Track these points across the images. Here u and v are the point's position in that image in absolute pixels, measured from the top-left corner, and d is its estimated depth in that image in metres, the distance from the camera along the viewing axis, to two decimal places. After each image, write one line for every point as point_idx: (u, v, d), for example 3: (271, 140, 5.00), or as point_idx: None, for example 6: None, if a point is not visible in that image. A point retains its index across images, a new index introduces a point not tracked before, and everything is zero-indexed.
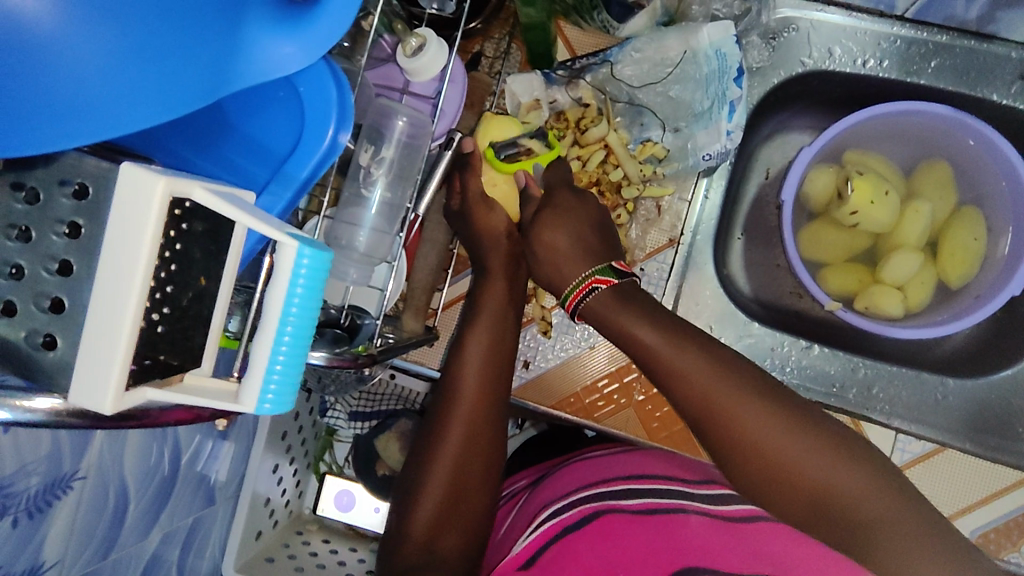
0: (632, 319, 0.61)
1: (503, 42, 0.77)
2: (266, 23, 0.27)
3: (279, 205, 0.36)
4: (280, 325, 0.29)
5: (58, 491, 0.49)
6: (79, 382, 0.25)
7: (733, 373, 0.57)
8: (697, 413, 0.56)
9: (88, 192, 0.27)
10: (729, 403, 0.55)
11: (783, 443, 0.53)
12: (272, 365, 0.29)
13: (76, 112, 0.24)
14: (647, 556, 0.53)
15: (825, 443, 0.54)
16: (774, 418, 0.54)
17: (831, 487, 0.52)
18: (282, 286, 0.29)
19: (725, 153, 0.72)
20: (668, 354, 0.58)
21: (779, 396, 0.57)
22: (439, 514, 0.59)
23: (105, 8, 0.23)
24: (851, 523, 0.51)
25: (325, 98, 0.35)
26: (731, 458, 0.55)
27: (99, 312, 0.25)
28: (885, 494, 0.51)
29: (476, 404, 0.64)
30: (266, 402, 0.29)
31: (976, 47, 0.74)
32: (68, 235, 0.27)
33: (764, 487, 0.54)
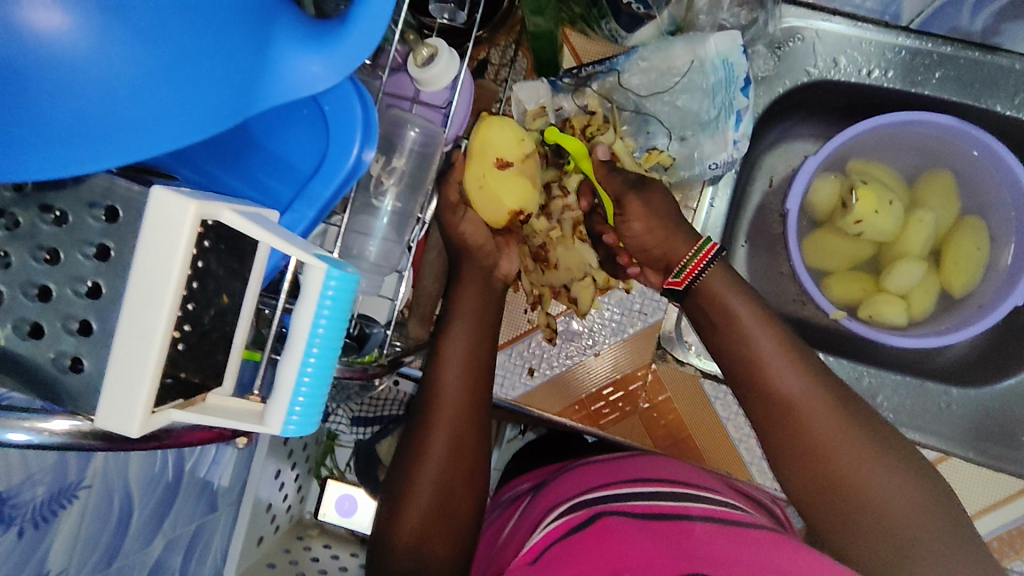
0: (717, 308, 0.63)
1: (509, 49, 0.76)
2: (295, 43, 0.27)
3: (303, 223, 0.35)
4: (306, 346, 0.29)
5: (64, 500, 0.48)
6: (103, 403, 0.25)
7: (810, 376, 0.60)
8: (767, 402, 0.60)
9: (118, 215, 0.27)
10: (804, 398, 0.58)
11: (844, 445, 0.56)
12: (298, 387, 0.29)
13: (104, 134, 0.24)
14: (654, 558, 0.51)
15: (884, 454, 0.56)
16: (835, 415, 0.58)
17: (877, 496, 0.55)
18: (309, 309, 0.29)
19: (731, 161, 0.73)
20: (753, 345, 0.61)
21: (855, 404, 0.59)
22: (426, 521, 0.60)
23: (139, 31, 0.23)
24: (887, 532, 0.54)
25: (349, 116, 0.35)
26: (788, 449, 0.59)
27: (124, 332, 0.25)
28: (929, 513, 0.54)
29: (464, 407, 0.63)
30: (291, 424, 0.29)
31: (980, 59, 0.74)
32: (96, 257, 0.27)
33: (812, 482, 0.57)
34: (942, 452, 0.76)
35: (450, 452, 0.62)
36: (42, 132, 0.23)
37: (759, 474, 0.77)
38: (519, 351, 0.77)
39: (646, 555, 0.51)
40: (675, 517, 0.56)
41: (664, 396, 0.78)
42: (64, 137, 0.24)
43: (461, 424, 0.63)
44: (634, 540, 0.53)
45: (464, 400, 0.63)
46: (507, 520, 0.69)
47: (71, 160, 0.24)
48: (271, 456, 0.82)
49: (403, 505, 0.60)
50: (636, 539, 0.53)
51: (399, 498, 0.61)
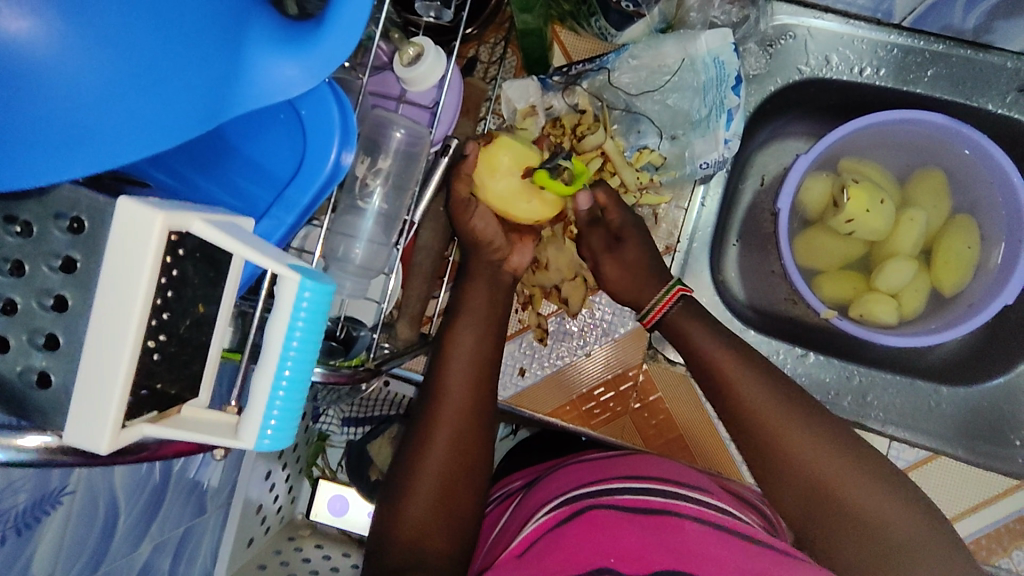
0: (697, 334, 0.65)
1: (498, 47, 0.75)
2: (268, 47, 0.27)
3: (279, 230, 0.35)
4: (280, 360, 0.29)
5: (46, 506, 0.48)
6: (73, 420, 0.24)
7: (792, 400, 0.61)
8: (746, 424, 0.61)
9: (84, 226, 0.26)
10: (779, 419, 0.59)
11: (831, 467, 0.57)
12: (272, 401, 0.29)
13: (71, 141, 0.23)
14: (639, 554, 0.51)
15: (865, 468, 0.57)
16: (819, 440, 0.58)
17: (862, 508, 0.55)
18: (282, 322, 0.28)
19: (722, 161, 0.72)
20: (731, 370, 0.62)
21: (832, 421, 0.60)
22: (428, 516, 0.59)
23: (104, 35, 0.22)
24: (875, 542, 0.54)
25: (327, 120, 0.34)
26: (776, 474, 0.59)
27: (94, 347, 0.24)
28: (916, 522, 0.55)
29: (462, 408, 0.63)
30: (265, 439, 0.28)
31: (972, 57, 0.74)
32: (63, 269, 0.26)
33: (803, 506, 0.57)
34: (931, 451, 0.76)
35: (452, 452, 0.62)
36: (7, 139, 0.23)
37: (750, 474, 0.77)
38: (510, 352, 0.77)
39: (636, 549, 0.51)
40: (667, 512, 0.56)
41: (656, 396, 0.78)
42: (29, 145, 0.23)
43: (463, 420, 0.63)
44: (625, 533, 0.53)
45: (468, 396, 0.64)
46: (499, 516, 0.69)
47: (38, 168, 0.23)
48: (261, 458, 0.82)
49: (404, 500, 0.60)
50: (626, 533, 0.53)
51: (396, 498, 0.60)
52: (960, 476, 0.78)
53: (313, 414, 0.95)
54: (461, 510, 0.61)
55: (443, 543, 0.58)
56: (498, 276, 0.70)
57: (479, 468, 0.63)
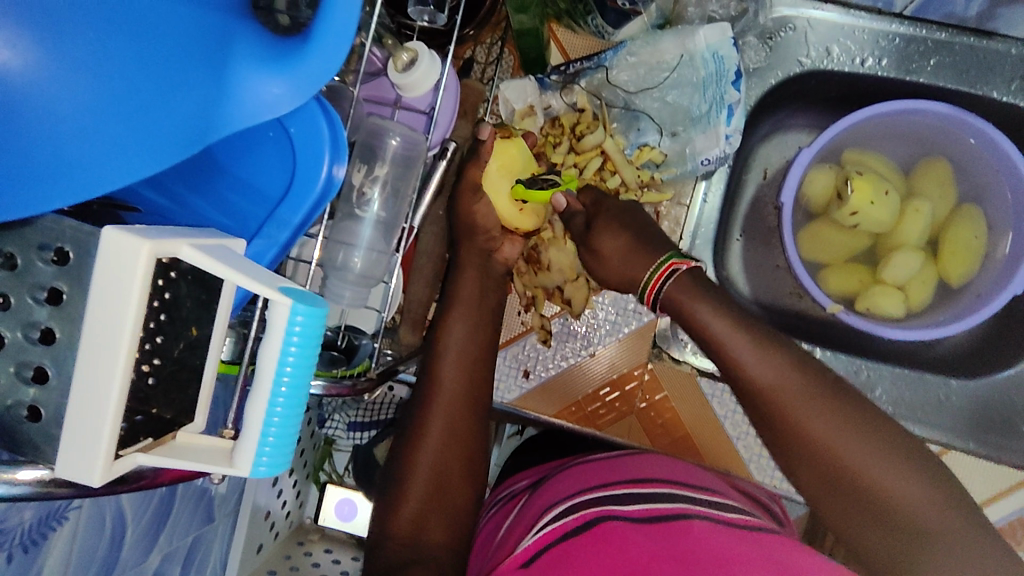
0: (713, 324, 0.62)
1: (495, 46, 0.75)
2: (254, 64, 0.26)
3: (273, 249, 0.35)
4: (274, 385, 0.28)
5: (53, 522, 0.48)
6: (65, 452, 0.24)
7: (807, 379, 0.58)
8: (761, 405, 0.59)
9: (70, 257, 0.26)
10: (804, 409, 0.57)
11: (851, 449, 0.55)
12: (267, 428, 0.28)
13: (54, 173, 0.23)
14: (649, 562, 0.51)
15: (892, 451, 0.55)
16: (838, 421, 0.56)
17: (888, 495, 0.54)
18: (275, 346, 0.28)
19: (723, 157, 0.71)
20: (749, 362, 0.59)
21: (861, 404, 0.58)
22: (422, 510, 0.59)
23: (82, 59, 0.22)
24: (906, 531, 0.53)
25: (315, 134, 0.34)
26: (794, 457, 0.57)
27: (83, 378, 0.24)
28: (945, 506, 0.53)
29: (456, 396, 0.63)
30: (261, 466, 0.28)
31: (976, 45, 0.73)
32: (49, 301, 0.26)
33: (823, 488, 0.56)
34: (942, 444, 0.75)
35: (444, 438, 0.62)
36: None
37: (757, 471, 0.77)
38: (513, 354, 0.76)
39: (642, 560, 0.51)
40: (674, 516, 0.55)
41: (661, 395, 0.77)
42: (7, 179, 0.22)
43: (459, 408, 0.63)
44: (630, 544, 0.53)
45: (463, 383, 0.64)
46: (504, 516, 0.69)
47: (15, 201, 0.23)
48: None
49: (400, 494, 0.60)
50: (634, 544, 0.53)
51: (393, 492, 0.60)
52: (978, 467, 0.76)
53: (319, 418, 0.95)
54: (458, 506, 0.61)
55: (439, 535, 0.59)
56: (492, 270, 0.69)
57: (478, 458, 0.63)
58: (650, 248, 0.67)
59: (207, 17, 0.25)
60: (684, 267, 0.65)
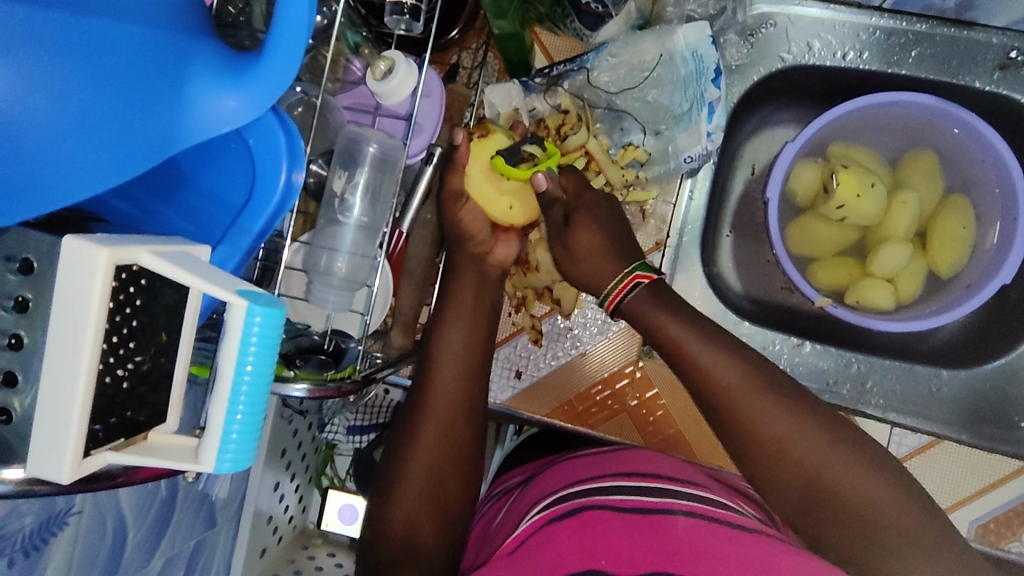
0: (670, 327, 0.63)
1: (480, 51, 0.76)
2: (209, 79, 0.27)
3: (234, 257, 0.36)
4: (235, 384, 0.29)
5: (54, 527, 0.49)
6: (34, 454, 0.25)
7: (758, 376, 0.61)
8: (718, 405, 0.61)
9: (32, 268, 0.27)
10: (753, 407, 0.59)
11: (803, 446, 0.57)
12: (229, 426, 0.29)
13: (20, 184, 0.25)
14: (629, 553, 0.52)
15: (841, 447, 0.57)
16: (789, 420, 0.58)
17: (840, 490, 0.56)
18: (233, 348, 0.29)
19: (706, 154, 0.72)
20: (707, 364, 0.61)
21: (810, 403, 0.60)
22: (416, 509, 0.61)
23: (44, 85, 0.24)
24: (857, 524, 0.55)
25: (274, 146, 0.35)
26: (748, 455, 0.59)
27: (50, 384, 0.25)
28: (891, 498, 0.55)
29: (448, 401, 0.64)
30: (224, 462, 0.29)
31: (956, 35, 0.73)
32: (15, 309, 0.27)
33: (777, 485, 0.58)
34: (934, 435, 0.75)
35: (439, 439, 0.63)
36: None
37: None
38: (505, 355, 0.77)
39: (627, 552, 0.52)
40: (657, 512, 0.56)
41: (653, 393, 0.78)
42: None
43: (451, 412, 0.64)
44: (614, 535, 0.54)
45: (457, 388, 0.65)
46: (497, 512, 0.70)
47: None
48: (269, 470, 0.83)
49: (395, 492, 0.62)
50: (617, 536, 0.54)
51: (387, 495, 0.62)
52: (968, 459, 0.77)
53: (317, 425, 0.95)
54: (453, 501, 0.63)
55: (432, 535, 0.61)
56: (479, 271, 0.70)
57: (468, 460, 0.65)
58: (624, 253, 0.67)
59: (162, 38, 0.26)
60: (646, 281, 0.66)
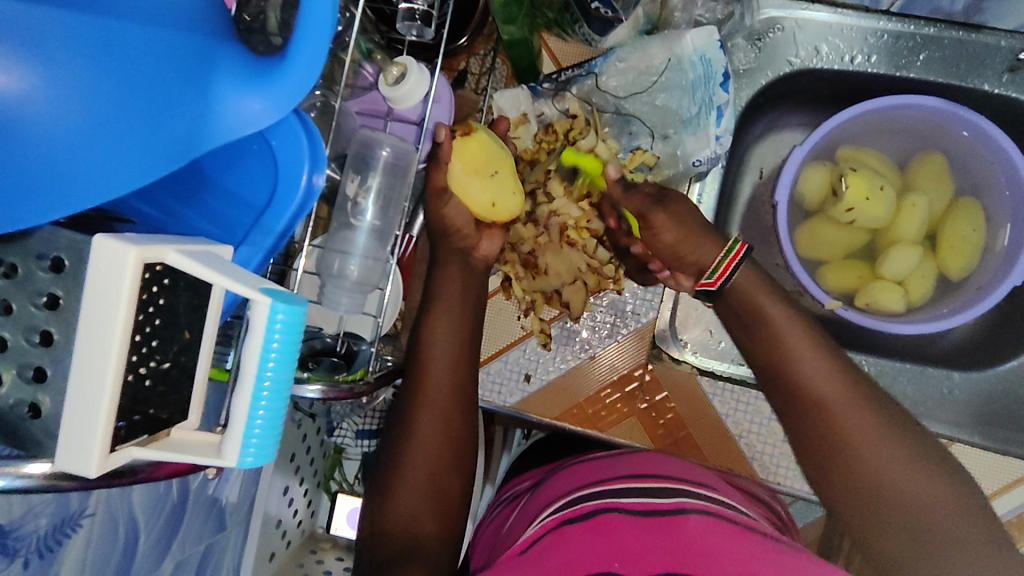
0: (762, 310, 0.62)
1: (489, 57, 0.76)
2: (235, 81, 0.28)
3: (257, 255, 0.37)
4: (257, 380, 0.30)
5: (67, 529, 0.50)
6: (61, 450, 0.25)
7: (838, 374, 0.59)
8: (793, 393, 0.59)
9: (66, 266, 0.27)
10: (833, 399, 0.58)
11: (875, 446, 0.56)
12: (251, 422, 0.30)
13: (52, 184, 0.25)
14: (641, 556, 0.52)
15: (912, 455, 0.56)
16: (867, 418, 0.57)
17: (900, 490, 0.55)
18: (257, 344, 0.29)
19: (715, 158, 0.73)
20: (797, 351, 0.60)
21: (888, 401, 0.59)
22: (416, 510, 0.61)
23: (79, 86, 0.24)
24: (916, 531, 0.54)
25: (296, 147, 0.36)
26: (817, 446, 0.58)
27: (80, 381, 0.25)
28: (956, 512, 0.54)
29: (444, 402, 0.63)
30: (247, 456, 0.29)
31: (965, 38, 0.73)
32: (48, 307, 0.27)
33: (842, 480, 0.57)
34: (947, 438, 0.75)
35: (439, 438, 0.63)
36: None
37: (760, 469, 0.77)
38: (514, 359, 0.78)
39: (636, 550, 0.53)
40: (671, 511, 0.56)
41: (662, 396, 0.78)
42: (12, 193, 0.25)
43: (448, 414, 0.64)
44: (624, 537, 0.54)
45: (450, 389, 0.64)
46: (507, 517, 0.70)
47: (19, 211, 0.25)
48: (278, 473, 0.83)
49: (395, 495, 0.62)
50: (630, 540, 0.54)
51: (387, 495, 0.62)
52: (984, 462, 0.75)
53: (327, 428, 0.98)
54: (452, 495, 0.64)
55: (434, 530, 0.62)
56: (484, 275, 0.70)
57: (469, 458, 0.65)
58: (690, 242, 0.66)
59: (189, 42, 0.27)
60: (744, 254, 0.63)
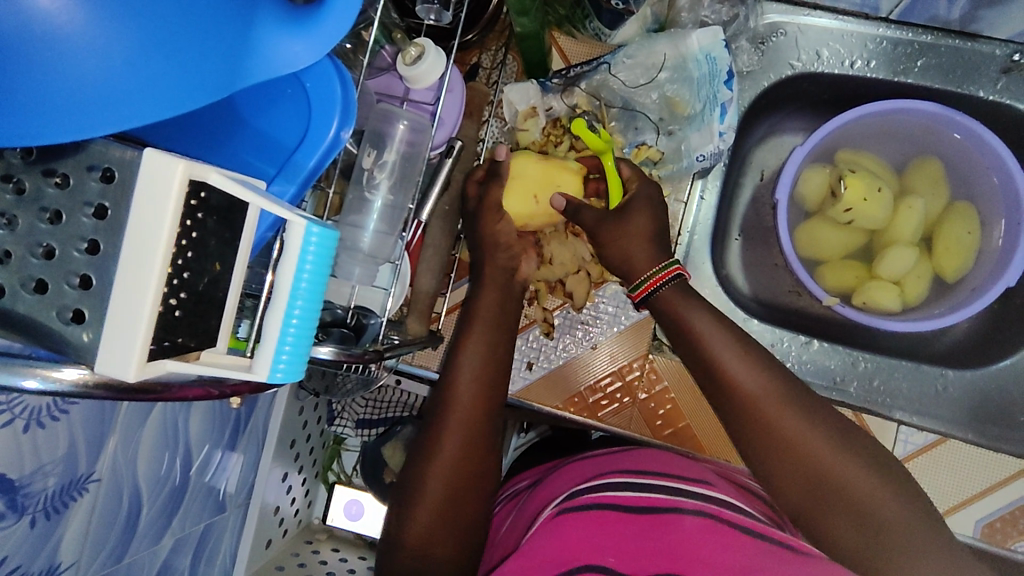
0: (703, 334, 0.64)
1: (500, 52, 0.79)
2: (277, 27, 0.29)
3: (289, 193, 0.38)
4: (291, 299, 0.32)
5: (74, 493, 0.50)
6: (104, 354, 0.27)
7: (769, 374, 0.61)
8: (738, 398, 0.61)
9: (115, 176, 0.28)
10: (774, 406, 0.60)
11: (820, 447, 0.58)
12: (283, 337, 0.32)
13: (94, 104, 0.26)
14: (642, 555, 0.54)
15: (856, 455, 0.58)
16: (810, 422, 0.59)
17: (855, 489, 0.56)
18: (291, 264, 0.32)
19: (718, 153, 0.74)
20: (741, 372, 0.61)
21: (831, 412, 0.61)
22: (435, 523, 0.60)
23: (129, 8, 0.26)
24: (873, 528, 0.55)
25: (330, 94, 0.38)
26: (764, 453, 0.59)
27: (121, 292, 0.26)
28: (904, 504, 0.56)
29: (470, 413, 0.64)
30: (278, 370, 0.32)
31: (961, 47, 0.76)
32: (95, 216, 0.28)
33: (800, 486, 0.58)
34: (940, 433, 0.76)
35: (461, 453, 0.62)
36: (31, 100, 0.26)
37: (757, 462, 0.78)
38: (517, 347, 0.79)
39: (632, 549, 0.54)
40: (664, 509, 0.57)
41: (661, 386, 0.79)
42: (52, 107, 0.26)
43: (472, 425, 0.63)
44: (622, 535, 0.56)
45: (478, 401, 0.64)
46: (506, 517, 0.71)
47: (57, 127, 0.26)
48: (277, 461, 0.83)
49: (412, 508, 0.61)
50: (624, 537, 0.56)
51: (407, 508, 0.61)
52: (977, 458, 0.77)
53: (329, 416, 0.98)
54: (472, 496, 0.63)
55: (448, 551, 0.61)
56: (497, 269, 0.70)
57: (488, 472, 0.64)
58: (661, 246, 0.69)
59: None
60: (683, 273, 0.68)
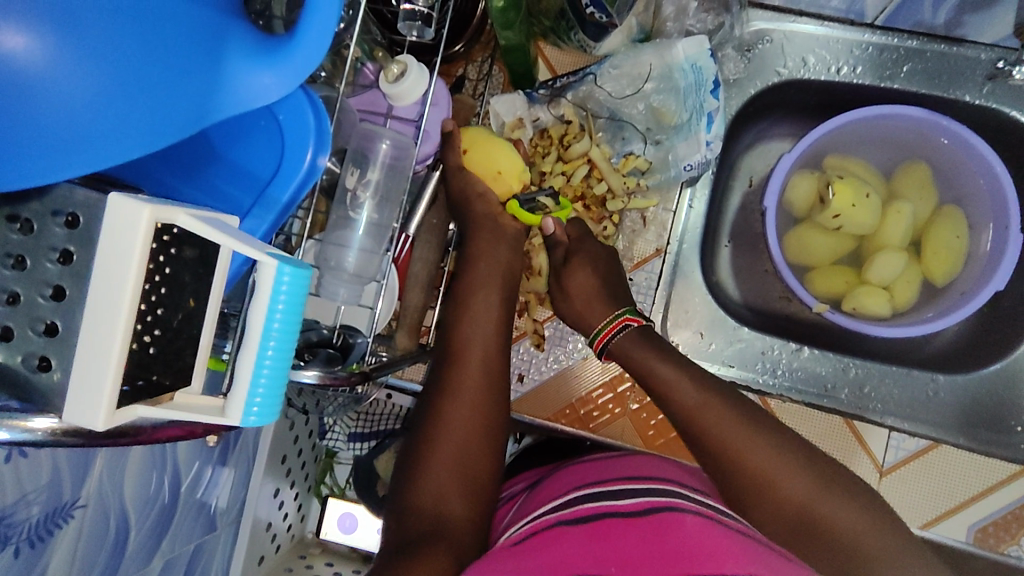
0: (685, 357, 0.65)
1: (486, 64, 0.78)
2: (245, 60, 0.29)
3: (263, 227, 0.38)
4: (263, 338, 0.32)
5: (60, 519, 0.48)
6: (72, 400, 0.27)
7: (732, 407, 0.63)
8: (703, 435, 0.62)
9: (80, 221, 0.28)
10: (741, 439, 0.60)
11: (790, 476, 0.58)
12: (256, 379, 0.31)
13: (59, 145, 0.26)
14: (646, 559, 0.51)
15: (827, 481, 0.59)
16: (779, 452, 0.60)
17: (830, 516, 0.57)
18: (263, 305, 0.31)
19: (706, 162, 0.74)
20: (706, 412, 0.62)
21: (798, 442, 0.62)
22: (445, 481, 0.59)
23: (97, 52, 0.25)
24: (851, 549, 0.56)
25: (302, 123, 0.38)
26: (733, 485, 0.60)
27: (91, 335, 0.27)
28: (881, 525, 0.57)
29: (479, 367, 0.63)
30: (251, 415, 0.31)
31: (946, 51, 0.76)
32: (60, 262, 0.28)
33: (774, 515, 0.58)
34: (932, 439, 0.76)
35: (470, 405, 0.62)
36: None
37: None
38: None
39: (635, 557, 0.52)
40: (661, 509, 0.56)
41: (654, 397, 0.78)
42: (17, 150, 0.25)
43: (480, 378, 0.63)
44: (623, 542, 0.53)
45: (489, 355, 0.65)
46: (505, 514, 0.70)
47: (28, 171, 0.26)
48: (268, 476, 0.82)
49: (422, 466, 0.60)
50: (624, 542, 0.53)
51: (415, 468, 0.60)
52: (967, 464, 0.77)
53: (319, 430, 0.98)
54: (483, 480, 0.61)
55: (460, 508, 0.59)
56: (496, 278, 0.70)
57: (499, 426, 0.63)
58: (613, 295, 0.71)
59: (204, 16, 0.28)
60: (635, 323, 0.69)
